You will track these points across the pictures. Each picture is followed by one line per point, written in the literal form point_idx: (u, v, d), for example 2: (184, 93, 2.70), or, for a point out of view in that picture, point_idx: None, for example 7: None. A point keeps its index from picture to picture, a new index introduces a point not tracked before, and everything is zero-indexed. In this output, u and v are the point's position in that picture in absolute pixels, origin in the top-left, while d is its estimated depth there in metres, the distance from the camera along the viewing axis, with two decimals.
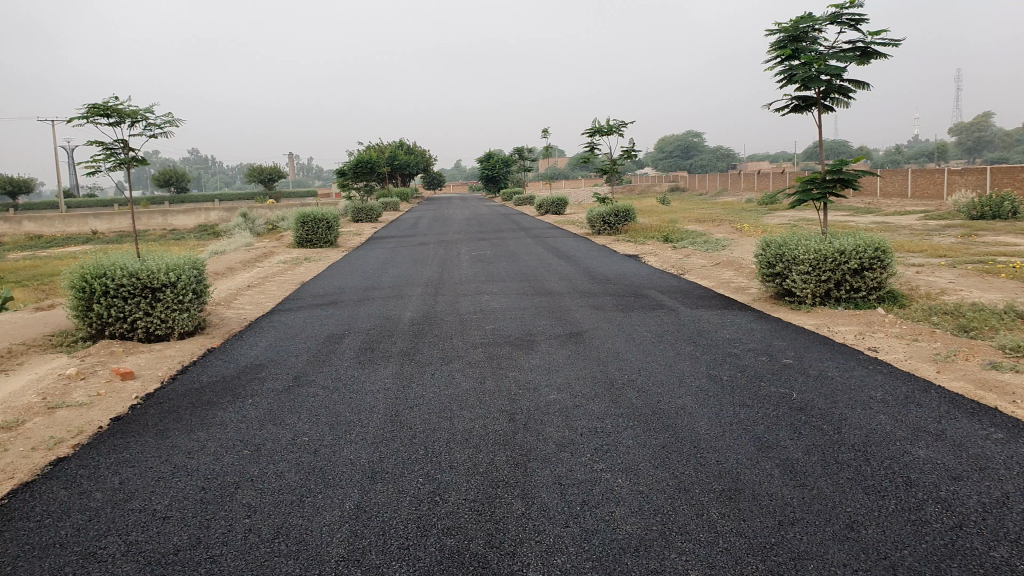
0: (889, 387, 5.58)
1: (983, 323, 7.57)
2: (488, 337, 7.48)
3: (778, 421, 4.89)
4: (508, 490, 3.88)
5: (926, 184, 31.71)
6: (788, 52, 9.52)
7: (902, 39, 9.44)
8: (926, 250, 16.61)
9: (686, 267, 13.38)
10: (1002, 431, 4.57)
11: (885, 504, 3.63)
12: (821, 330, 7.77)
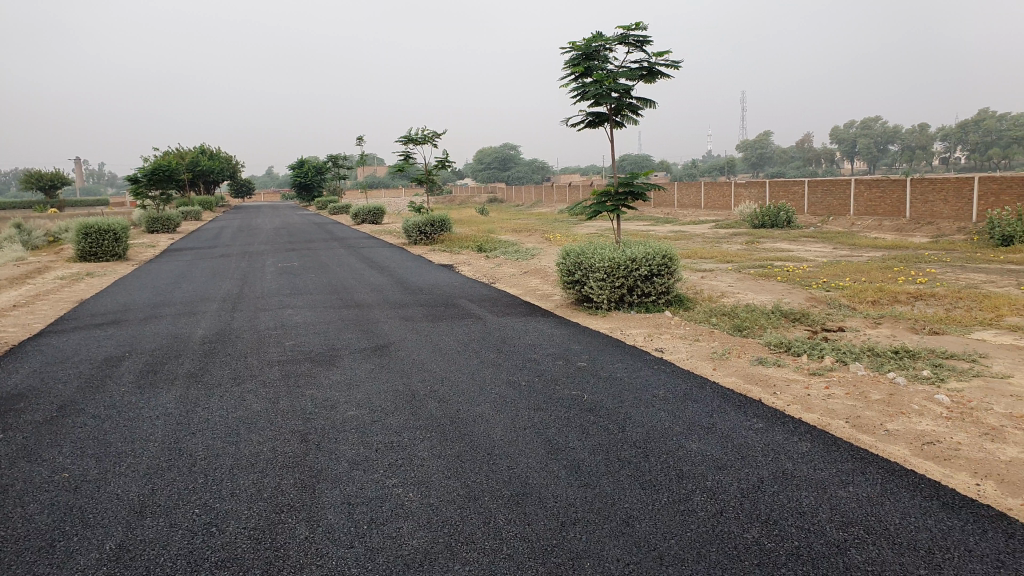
0: (669, 385, 5.99)
1: (755, 322, 8.35)
2: (286, 354, 7.17)
3: (568, 423, 5.08)
4: (293, 514, 3.71)
5: (716, 196, 34.76)
6: (581, 70, 10.02)
7: (683, 61, 10.24)
8: (715, 256, 18.14)
9: (496, 276, 13.67)
10: (762, 421, 5.04)
11: (658, 497, 3.87)
12: (615, 334, 8.23)
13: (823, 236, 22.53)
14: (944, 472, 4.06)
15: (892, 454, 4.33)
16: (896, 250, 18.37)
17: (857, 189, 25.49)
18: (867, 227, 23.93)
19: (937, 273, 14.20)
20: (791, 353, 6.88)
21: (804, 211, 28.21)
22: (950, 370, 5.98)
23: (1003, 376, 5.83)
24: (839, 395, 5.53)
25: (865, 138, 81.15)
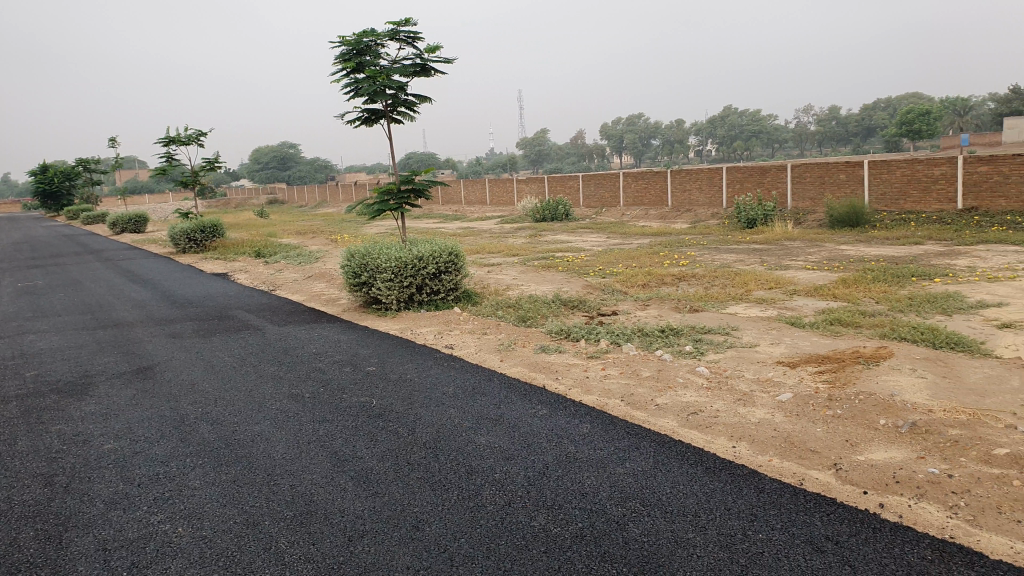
0: (458, 381, 6.00)
1: (538, 312, 8.64)
2: (26, 387, 6.25)
3: (355, 432, 4.90)
4: (33, 572, 3.21)
5: (499, 192, 35.75)
6: (352, 65, 9.77)
7: (455, 57, 10.32)
8: (500, 250, 18.61)
9: (277, 283, 13.00)
10: (546, 407, 5.19)
11: (448, 496, 3.84)
12: (403, 334, 8.12)
13: (599, 226, 23.96)
14: (706, 438, 4.41)
15: (662, 427, 4.65)
16: (661, 237, 19.99)
17: (625, 182, 27.41)
18: (636, 216, 25.84)
19: (696, 256, 15.63)
20: (572, 339, 7.18)
21: (580, 203, 29.87)
22: (708, 344, 6.56)
23: (751, 345, 6.50)
24: (615, 374, 5.85)
25: (630, 134, 87.77)
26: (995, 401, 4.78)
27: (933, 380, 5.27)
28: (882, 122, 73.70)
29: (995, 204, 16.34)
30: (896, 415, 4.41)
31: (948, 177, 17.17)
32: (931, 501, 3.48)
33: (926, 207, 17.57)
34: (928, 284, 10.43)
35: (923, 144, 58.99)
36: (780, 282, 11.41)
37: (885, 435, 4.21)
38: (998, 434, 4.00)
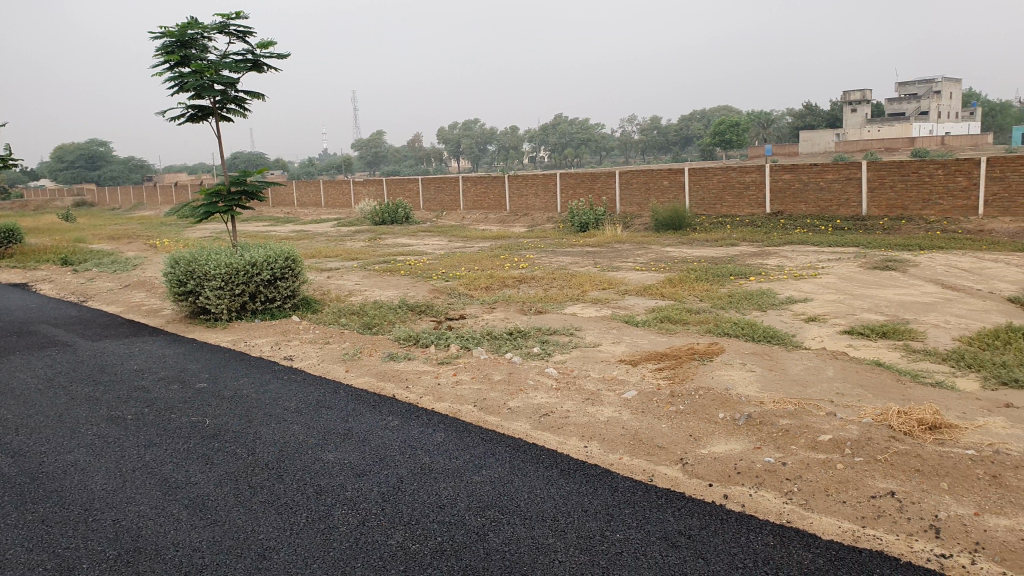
0: (301, 395, 5.68)
1: (382, 318, 8.41)
2: None
3: (187, 456, 4.49)
4: None
5: (335, 195, 34.79)
6: (175, 58, 9.05)
7: (289, 53, 9.85)
8: (337, 255, 18.04)
9: (88, 293, 11.80)
10: (397, 417, 5.03)
11: (296, 520, 3.58)
12: (238, 346, 7.61)
13: (438, 230, 23.90)
14: (559, 440, 4.45)
15: (516, 430, 4.63)
16: (500, 240, 20.26)
17: (463, 185, 27.56)
18: (476, 220, 26.05)
19: (534, 258, 15.96)
20: (420, 345, 7.03)
21: (419, 207, 29.68)
22: (555, 345, 6.66)
23: (595, 345, 6.68)
24: (466, 380, 5.78)
25: (466, 138, 88.61)
26: (814, 390, 5.20)
27: (760, 373, 5.65)
28: (697, 133, 79.43)
29: (797, 208, 18.04)
30: (733, 408, 4.66)
31: (756, 184, 18.67)
32: (769, 489, 3.69)
33: (740, 211, 19.05)
34: (745, 283, 11.28)
35: (734, 153, 64.01)
36: (615, 283, 11.89)
37: (724, 428, 4.43)
38: (822, 421, 4.34)
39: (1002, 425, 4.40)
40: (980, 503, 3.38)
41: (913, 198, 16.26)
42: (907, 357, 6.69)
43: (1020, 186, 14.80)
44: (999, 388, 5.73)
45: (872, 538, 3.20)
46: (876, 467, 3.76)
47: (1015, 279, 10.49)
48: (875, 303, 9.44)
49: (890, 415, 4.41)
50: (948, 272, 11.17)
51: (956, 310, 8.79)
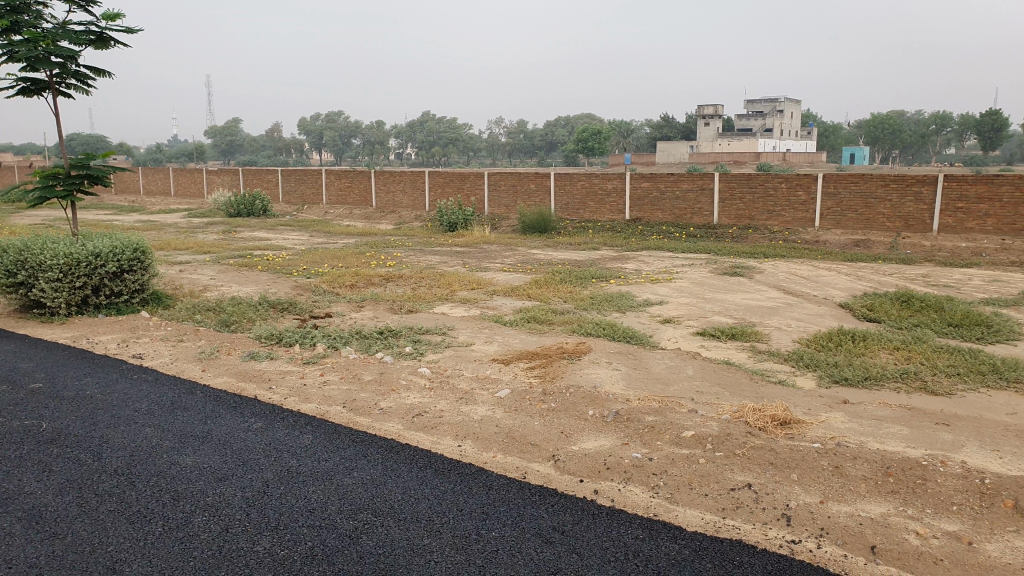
0: (153, 396, 5.30)
1: (242, 315, 8.00)
2: None
3: (21, 463, 4.07)
4: None
5: (186, 183, 32.83)
6: (5, 24, 8.20)
7: (140, 28, 9.18)
8: (189, 248, 17.00)
9: None
10: (261, 419, 4.79)
11: (150, 529, 3.33)
12: (77, 343, 6.99)
13: (300, 224, 23.11)
14: (433, 440, 4.40)
15: (388, 431, 4.53)
16: (366, 237, 19.85)
17: (327, 179, 26.78)
18: (339, 215, 25.41)
19: (401, 256, 15.76)
20: (284, 344, 6.74)
21: (279, 199, 28.56)
22: (425, 344, 6.59)
23: (466, 344, 6.67)
24: (334, 379, 5.60)
25: (330, 131, 86.27)
26: (675, 388, 5.46)
27: (626, 372, 5.86)
28: (561, 139, 81.52)
29: (654, 215, 18.90)
30: (601, 406, 4.80)
31: (618, 191, 19.38)
32: (637, 483, 3.83)
33: (602, 216, 19.71)
34: (607, 285, 11.67)
35: (596, 160, 66.21)
36: (482, 283, 11.95)
37: (595, 425, 4.55)
38: (685, 418, 4.56)
39: (839, 419, 4.81)
40: (825, 491, 3.67)
41: (758, 210, 17.47)
42: (754, 357, 7.17)
43: (849, 202, 16.37)
44: (834, 385, 6.27)
45: (732, 527, 3.39)
46: (734, 461, 3.99)
47: (844, 287, 11.52)
48: (725, 306, 10.05)
49: (744, 411, 4.71)
50: (788, 279, 12.09)
51: (796, 314, 9.52)
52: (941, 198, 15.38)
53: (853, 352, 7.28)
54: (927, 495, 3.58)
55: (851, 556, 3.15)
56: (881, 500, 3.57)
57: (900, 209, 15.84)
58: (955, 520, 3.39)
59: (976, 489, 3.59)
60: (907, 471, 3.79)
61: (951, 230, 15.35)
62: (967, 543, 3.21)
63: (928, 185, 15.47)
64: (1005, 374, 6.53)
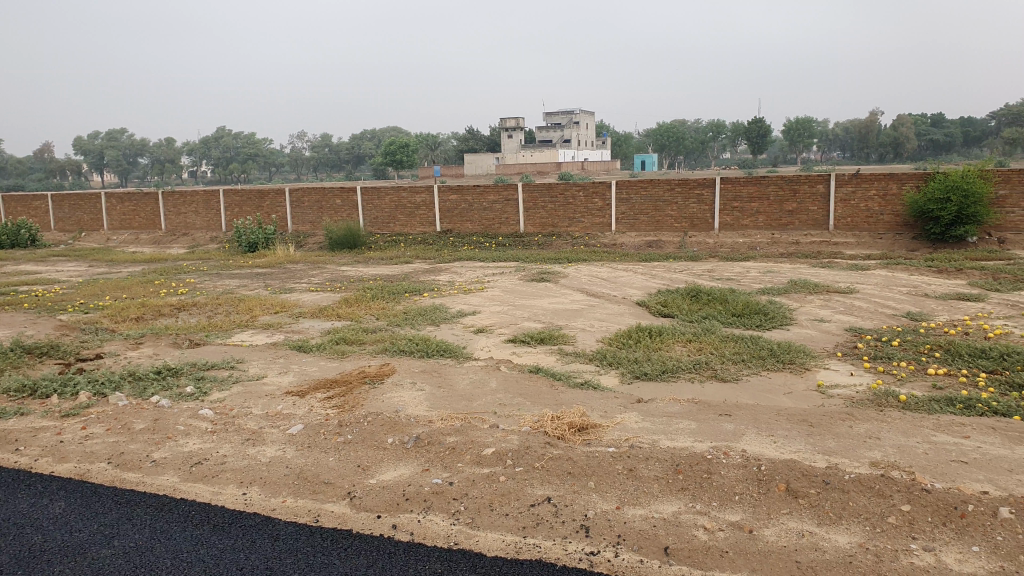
0: None
1: None
2: None
3: None
4: None
5: None
6: None
7: None
8: None
9: None
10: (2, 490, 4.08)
11: None
12: None
13: (76, 254, 20.76)
14: (213, 491, 3.97)
15: (160, 486, 4.04)
16: (155, 264, 18.20)
17: (107, 202, 24.30)
18: (124, 241, 23.17)
19: (195, 283, 14.56)
20: (39, 397, 5.86)
21: (50, 227, 25.51)
22: (212, 382, 6.01)
23: (259, 377, 6.18)
24: (98, 432, 4.92)
25: (112, 150, 79.00)
26: (479, 403, 5.38)
27: (430, 391, 5.69)
28: (369, 152, 80.33)
29: (463, 226, 18.96)
30: (401, 431, 4.59)
31: (425, 204, 19.22)
32: (437, 512, 3.66)
33: (412, 229, 19.43)
34: (418, 299, 11.46)
35: (405, 172, 65.82)
36: (287, 306, 11.29)
37: (394, 453, 4.34)
38: (485, 435, 4.47)
39: (634, 419, 4.96)
40: (621, 496, 3.71)
41: (560, 216, 18.07)
42: (562, 360, 7.29)
43: (641, 206, 17.39)
44: (635, 381, 6.51)
45: (532, 547, 3.33)
46: (534, 475, 3.94)
47: (641, 286, 12.17)
48: (534, 312, 10.20)
49: (545, 421, 4.71)
50: (592, 282, 12.54)
51: (600, 315, 9.86)
52: (719, 199, 16.77)
53: (651, 348, 7.62)
54: (712, 488, 3.73)
55: (646, 561, 3.19)
56: (672, 498, 3.67)
57: (685, 211, 17.10)
58: (738, 509, 3.55)
59: (753, 477, 3.80)
60: (693, 466, 3.93)
61: (730, 228, 16.81)
62: (749, 531, 3.36)
63: (707, 188, 16.80)
64: (780, 357, 7.13)
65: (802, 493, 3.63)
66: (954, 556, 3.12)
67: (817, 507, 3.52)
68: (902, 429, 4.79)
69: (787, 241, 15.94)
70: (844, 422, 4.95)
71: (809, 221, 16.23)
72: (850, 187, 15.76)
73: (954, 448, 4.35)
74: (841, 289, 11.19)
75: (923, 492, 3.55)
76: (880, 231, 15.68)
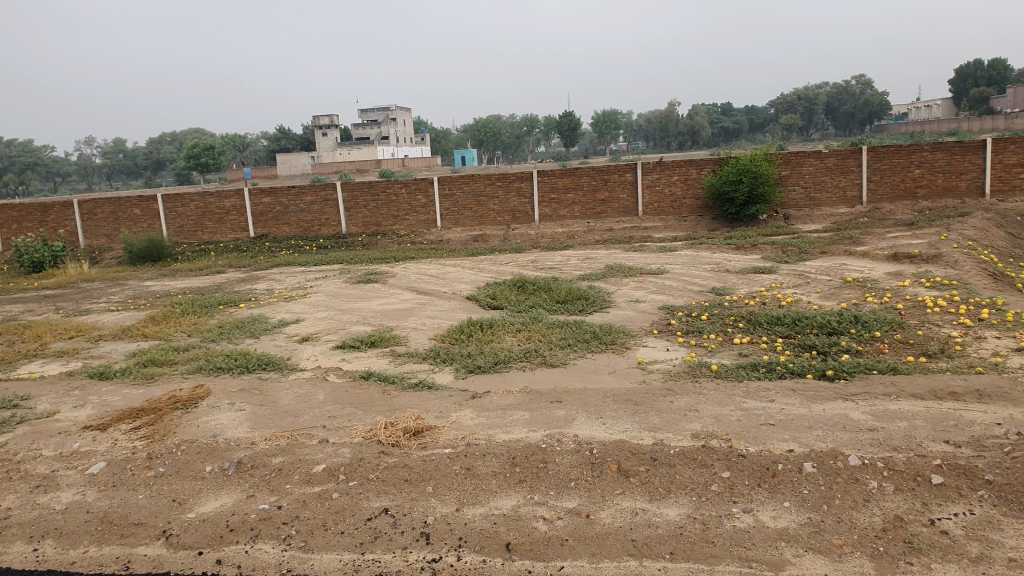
0: None
1: None
2: None
3: None
4: None
5: None
6: None
7: None
8: None
9: None
10: None
11: None
12: None
13: None
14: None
15: None
16: None
17: None
18: None
19: None
20: None
21: None
22: None
23: (51, 414, 5.50)
24: None
25: None
26: (306, 418, 5.11)
27: (252, 410, 5.33)
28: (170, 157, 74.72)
29: (281, 230, 18.06)
30: (220, 457, 4.25)
31: (237, 209, 18.07)
32: (266, 539, 3.42)
33: (223, 236, 18.19)
34: (235, 311, 10.74)
35: (212, 176, 61.85)
36: (84, 329, 10.18)
37: (213, 482, 4.01)
38: (314, 451, 4.25)
39: (469, 416, 4.92)
40: (459, 498, 3.65)
41: (383, 215, 17.74)
42: (393, 362, 7.11)
43: (463, 201, 17.48)
44: (468, 376, 6.49)
45: (371, 564, 3.19)
46: (369, 487, 3.79)
47: (470, 280, 12.22)
48: (361, 315, 9.90)
49: (378, 429, 4.55)
50: (420, 280, 12.40)
51: (430, 313, 9.75)
52: (537, 191, 17.23)
53: (482, 341, 7.64)
54: (549, 477, 3.77)
55: (489, 561, 3.15)
56: (510, 493, 3.67)
57: (506, 204, 17.41)
58: (574, 496, 3.61)
59: (587, 461, 3.88)
60: (530, 457, 3.96)
61: (549, 219, 17.34)
62: (586, 516, 3.43)
63: (526, 181, 17.21)
64: (603, 339, 7.41)
65: (633, 472, 3.75)
66: (770, 514, 3.35)
67: (647, 484, 3.66)
68: (715, 399, 5.12)
69: (602, 228, 16.68)
70: (665, 397, 5.21)
71: (622, 208, 17.11)
72: (655, 174, 16.79)
73: (762, 412, 4.72)
74: (654, 270, 11.85)
75: (740, 457, 3.80)
76: (684, 214, 16.89)
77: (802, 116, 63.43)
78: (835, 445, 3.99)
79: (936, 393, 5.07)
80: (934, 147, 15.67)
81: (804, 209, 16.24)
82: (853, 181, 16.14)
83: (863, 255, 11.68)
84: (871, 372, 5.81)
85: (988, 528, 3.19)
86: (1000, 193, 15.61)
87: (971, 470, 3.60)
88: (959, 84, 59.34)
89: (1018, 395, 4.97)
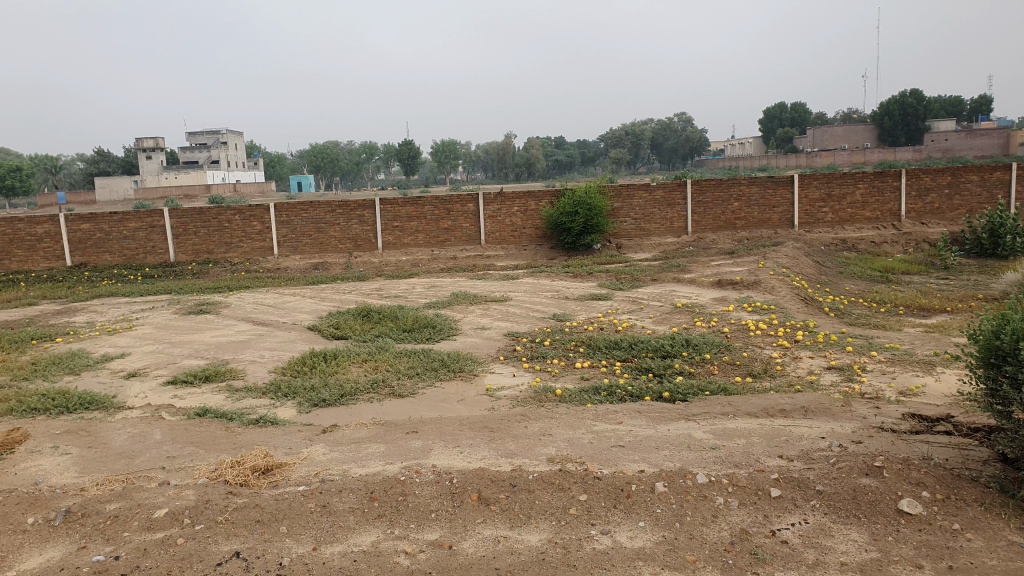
0: None
1: None
2: None
3: None
4: None
5: None
6: None
7: None
8: None
9: None
10: None
11: None
12: None
13: None
14: None
15: None
16: None
17: None
18: None
19: None
20: None
21: None
22: None
23: None
24: None
25: None
26: (142, 459, 4.69)
27: (79, 454, 4.84)
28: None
29: (101, 259, 16.56)
30: (44, 507, 3.84)
31: (51, 235, 16.35)
32: None
33: (34, 265, 16.41)
34: (49, 348, 9.66)
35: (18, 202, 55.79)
36: None
37: (37, 535, 3.60)
38: (154, 495, 3.91)
39: (321, 451, 4.70)
40: (316, 536, 3.46)
41: (216, 243, 16.78)
42: (230, 398, 6.65)
43: (303, 229, 16.90)
44: (312, 410, 6.22)
45: None
46: (217, 531, 3.51)
47: (310, 309, 11.79)
48: (195, 348, 9.25)
49: (224, 469, 4.26)
50: (256, 310, 11.80)
51: (268, 345, 9.29)
52: (380, 219, 17.00)
53: (326, 373, 7.35)
54: (409, 509, 3.67)
55: None
56: (370, 528, 3.53)
57: (347, 231, 17.02)
58: (435, 527, 3.52)
59: (448, 491, 3.83)
60: (388, 491, 3.84)
61: (392, 247, 17.15)
62: (449, 547, 3.36)
63: (368, 209, 16.94)
64: (451, 366, 7.38)
65: (493, 500, 3.74)
66: (627, 534, 3.44)
67: (508, 511, 3.66)
68: (567, 423, 5.22)
69: (446, 256, 16.72)
70: (519, 423, 5.24)
71: (464, 237, 17.26)
72: (496, 205, 17.14)
73: (611, 434, 4.87)
74: (497, 297, 12.00)
75: (596, 480, 3.91)
76: (524, 243, 17.35)
77: (630, 150, 67.34)
78: (682, 464, 4.19)
79: (768, 411, 5.47)
80: (749, 183, 17.12)
81: (635, 239, 17.15)
82: (679, 213, 17.27)
83: (691, 282, 12.49)
84: (704, 393, 6.17)
85: (822, 535, 3.46)
86: (805, 224, 17.30)
87: (804, 482, 3.90)
88: (768, 123, 65.56)
89: (836, 410, 5.48)
